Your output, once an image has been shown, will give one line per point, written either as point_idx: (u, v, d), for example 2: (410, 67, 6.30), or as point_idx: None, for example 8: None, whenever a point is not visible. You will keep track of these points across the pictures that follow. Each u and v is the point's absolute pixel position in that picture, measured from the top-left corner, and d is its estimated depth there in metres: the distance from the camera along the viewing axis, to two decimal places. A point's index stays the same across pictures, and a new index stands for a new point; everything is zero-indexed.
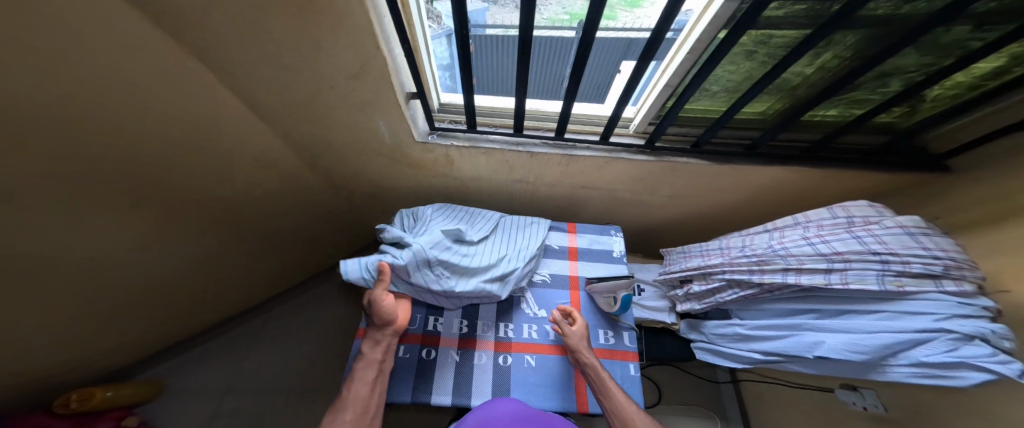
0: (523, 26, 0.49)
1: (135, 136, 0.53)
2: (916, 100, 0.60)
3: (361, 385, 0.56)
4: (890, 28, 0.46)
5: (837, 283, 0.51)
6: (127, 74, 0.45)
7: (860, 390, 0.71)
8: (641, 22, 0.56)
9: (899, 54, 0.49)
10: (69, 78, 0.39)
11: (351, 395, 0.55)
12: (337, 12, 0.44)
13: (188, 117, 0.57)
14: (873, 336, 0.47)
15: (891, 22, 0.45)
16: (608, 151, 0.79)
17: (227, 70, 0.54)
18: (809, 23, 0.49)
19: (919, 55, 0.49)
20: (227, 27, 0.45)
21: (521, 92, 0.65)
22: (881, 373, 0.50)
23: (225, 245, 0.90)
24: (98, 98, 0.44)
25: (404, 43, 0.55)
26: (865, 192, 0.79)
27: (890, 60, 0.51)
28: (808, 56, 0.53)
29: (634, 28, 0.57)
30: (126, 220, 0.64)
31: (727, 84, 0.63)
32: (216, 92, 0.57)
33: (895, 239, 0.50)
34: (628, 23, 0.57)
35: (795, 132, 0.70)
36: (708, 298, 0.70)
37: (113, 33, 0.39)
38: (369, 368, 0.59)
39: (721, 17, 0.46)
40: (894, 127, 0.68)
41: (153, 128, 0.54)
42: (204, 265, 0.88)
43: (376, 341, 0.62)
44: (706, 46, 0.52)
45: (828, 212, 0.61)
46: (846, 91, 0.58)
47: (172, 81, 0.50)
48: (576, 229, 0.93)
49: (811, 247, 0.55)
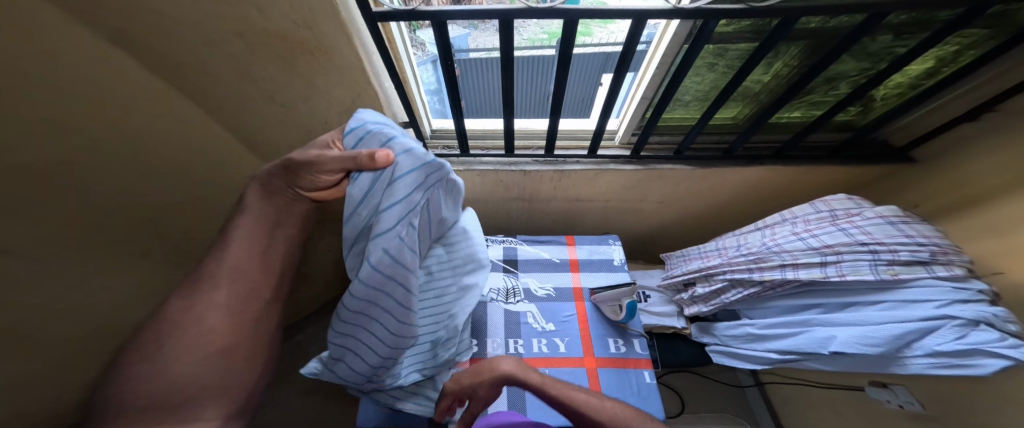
0: (503, 50, 0.53)
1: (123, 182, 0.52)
2: (866, 100, 0.65)
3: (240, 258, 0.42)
4: (825, 38, 0.50)
5: (834, 275, 0.52)
6: (109, 117, 0.44)
7: (892, 388, 0.70)
8: (615, 37, 0.61)
9: (837, 62, 0.53)
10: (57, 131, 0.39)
11: (225, 274, 0.42)
12: (328, 52, 0.48)
13: (171, 157, 0.56)
14: (882, 327, 0.48)
15: (829, 33, 0.49)
16: (596, 163, 0.82)
17: (207, 99, 0.54)
18: (756, 37, 0.53)
19: (855, 61, 0.53)
20: (211, 64, 0.47)
21: (509, 113, 0.67)
22: (901, 366, 0.49)
23: None
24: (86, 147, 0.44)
25: (393, 76, 0.57)
26: (850, 185, 0.83)
27: (832, 68, 0.55)
28: (762, 66, 0.57)
29: (611, 42, 0.62)
30: (131, 273, 0.61)
31: (696, 94, 0.67)
32: (194, 126, 0.56)
33: (878, 228, 0.53)
34: (604, 37, 0.61)
35: (766, 134, 0.74)
36: (714, 299, 0.70)
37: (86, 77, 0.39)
38: (250, 256, 0.43)
39: (679, 34, 0.51)
40: (854, 125, 0.73)
41: (138, 173, 0.53)
42: None
43: (272, 186, 0.42)
44: (672, 59, 0.57)
45: (811, 207, 0.63)
46: (801, 96, 0.62)
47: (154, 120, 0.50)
48: (575, 240, 0.95)
49: (803, 242, 0.57)
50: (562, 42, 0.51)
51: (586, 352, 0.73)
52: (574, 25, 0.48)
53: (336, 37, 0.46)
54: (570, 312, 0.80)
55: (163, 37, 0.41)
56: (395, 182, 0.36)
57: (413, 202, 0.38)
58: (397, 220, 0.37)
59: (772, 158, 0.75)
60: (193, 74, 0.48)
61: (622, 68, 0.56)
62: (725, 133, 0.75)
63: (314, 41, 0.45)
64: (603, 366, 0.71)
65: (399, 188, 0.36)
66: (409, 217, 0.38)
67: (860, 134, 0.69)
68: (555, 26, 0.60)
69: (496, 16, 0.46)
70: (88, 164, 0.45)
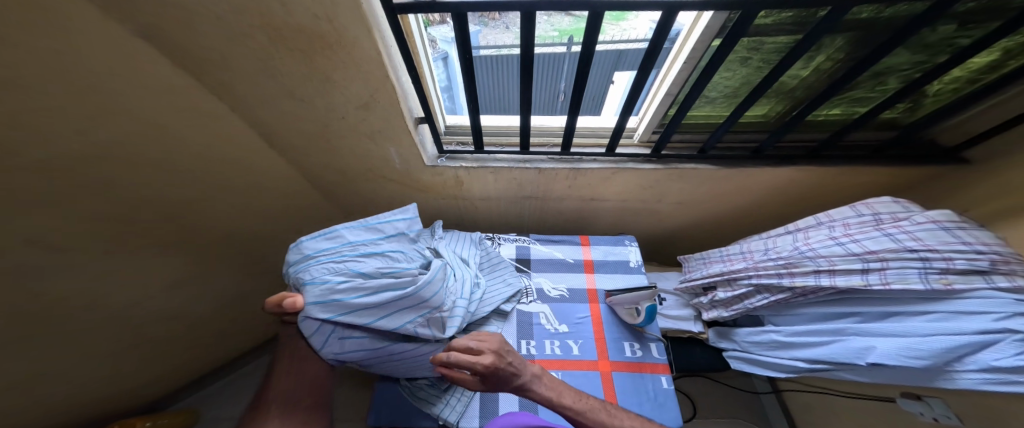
0: (524, 46, 0.51)
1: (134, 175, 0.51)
2: (916, 97, 0.61)
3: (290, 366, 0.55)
4: (875, 30, 0.47)
5: (876, 284, 0.49)
6: (119, 108, 0.43)
7: (925, 400, 0.66)
8: (628, 34, 0.61)
9: (889, 55, 0.50)
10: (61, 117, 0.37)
11: (279, 383, 0.53)
12: (347, 45, 0.46)
13: (183, 150, 0.55)
14: (930, 339, 0.45)
15: (881, 25, 0.46)
16: (614, 162, 0.79)
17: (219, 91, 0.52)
18: (799, 28, 0.49)
19: (910, 54, 0.50)
20: (228, 56, 0.45)
21: (526, 110, 0.65)
22: (948, 380, 0.46)
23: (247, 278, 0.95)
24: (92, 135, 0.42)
25: (411, 71, 0.56)
26: (883, 188, 0.79)
27: (881, 61, 0.52)
28: (801, 60, 0.53)
29: (623, 40, 0.62)
30: None
31: (725, 90, 0.64)
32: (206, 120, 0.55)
33: (928, 235, 0.49)
34: (617, 35, 0.61)
35: (799, 132, 0.70)
36: (736, 304, 0.68)
37: (94, 65, 0.38)
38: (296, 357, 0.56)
39: (711, 28, 0.48)
40: (898, 123, 0.69)
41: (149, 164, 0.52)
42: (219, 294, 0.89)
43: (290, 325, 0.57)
44: (701, 54, 0.54)
45: (852, 210, 0.60)
46: (844, 92, 0.59)
47: (165, 111, 0.48)
48: (589, 241, 0.93)
49: (841, 247, 0.54)
50: (584, 36, 0.49)
51: (601, 355, 0.71)
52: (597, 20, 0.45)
53: (357, 30, 0.43)
54: (584, 314, 0.78)
55: (181, 32, 0.40)
56: (301, 324, 0.50)
57: (326, 336, 0.51)
58: (319, 345, 0.52)
59: (806, 157, 0.71)
60: (209, 69, 0.47)
61: (648, 64, 0.54)
62: (752, 132, 0.72)
63: (335, 34, 0.43)
64: (619, 370, 0.69)
65: (307, 329, 0.51)
66: (329, 342, 0.52)
67: (906, 131, 0.65)
68: (565, 23, 0.60)
69: (518, 9, 0.44)
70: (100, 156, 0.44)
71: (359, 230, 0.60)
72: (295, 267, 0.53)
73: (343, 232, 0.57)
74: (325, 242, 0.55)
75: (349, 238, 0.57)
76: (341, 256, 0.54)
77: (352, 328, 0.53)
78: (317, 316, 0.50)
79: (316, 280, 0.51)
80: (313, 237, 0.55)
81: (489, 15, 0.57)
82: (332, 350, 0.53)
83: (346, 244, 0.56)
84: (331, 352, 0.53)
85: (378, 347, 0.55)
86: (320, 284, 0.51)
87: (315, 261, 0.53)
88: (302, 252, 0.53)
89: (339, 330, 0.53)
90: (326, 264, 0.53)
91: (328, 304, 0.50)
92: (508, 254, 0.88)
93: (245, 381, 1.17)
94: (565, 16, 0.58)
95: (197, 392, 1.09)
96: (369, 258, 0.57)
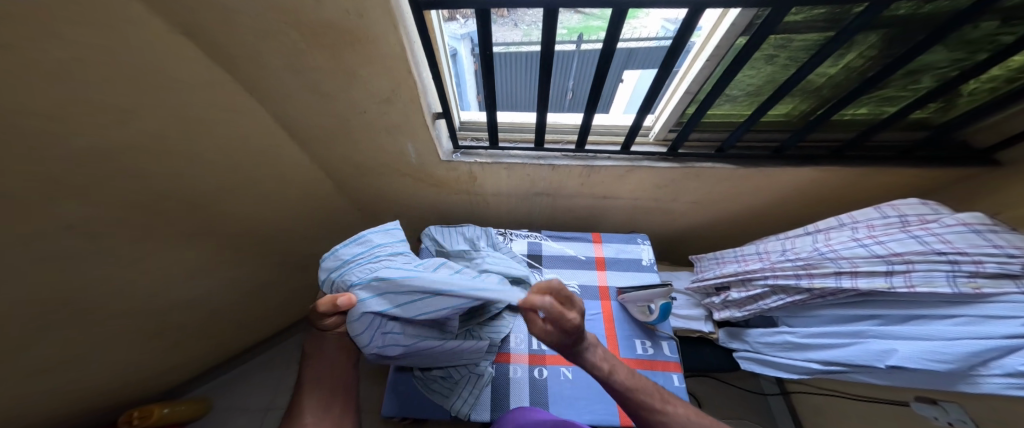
0: (545, 42, 0.50)
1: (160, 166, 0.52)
2: (951, 97, 0.60)
3: (319, 368, 0.52)
4: (914, 25, 0.46)
5: (901, 286, 0.48)
6: (148, 100, 0.44)
7: (942, 404, 0.66)
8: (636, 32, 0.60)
9: (926, 52, 0.49)
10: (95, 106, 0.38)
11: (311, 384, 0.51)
12: (373, 39, 0.46)
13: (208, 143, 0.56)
14: (953, 343, 0.45)
15: (920, 21, 0.45)
16: (629, 160, 0.79)
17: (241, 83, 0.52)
18: (830, 25, 0.48)
19: (948, 52, 0.49)
20: (254, 48, 0.45)
21: (543, 106, 0.64)
22: (971, 384, 0.47)
23: (258, 270, 0.95)
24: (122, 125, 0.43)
25: (432, 66, 0.56)
26: (903, 190, 0.78)
27: (917, 59, 0.51)
28: (831, 58, 0.52)
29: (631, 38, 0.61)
30: None
31: (748, 89, 0.63)
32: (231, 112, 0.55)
33: (958, 237, 0.48)
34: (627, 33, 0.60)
35: (822, 132, 0.70)
36: (751, 305, 0.68)
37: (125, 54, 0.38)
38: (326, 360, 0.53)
39: (737, 26, 0.47)
40: (929, 124, 0.67)
41: (174, 156, 0.53)
42: (233, 285, 0.91)
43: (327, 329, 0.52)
44: (725, 52, 0.53)
45: (877, 211, 0.60)
46: (874, 91, 0.58)
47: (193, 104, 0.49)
48: (601, 238, 0.93)
49: (865, 249, 0.54)
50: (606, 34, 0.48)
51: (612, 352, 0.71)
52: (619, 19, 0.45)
53: (385, 26, 0.43)
54: (594, 311, 0.78)
55: (211, 24, 0.40)
56: (350, 323, 0.47)
57: (372, 331, 0.48)
58: (366, 342, 0.49)
59: (828, 157, 0.71)
60: (239, 62, 0.48)
61: (668, 64, 0.53)
62: (773, 131, 0.71)
63: (364, 30, 0.44)
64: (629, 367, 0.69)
65: (358, 326, 0.47)
66: (374, 338, 0.49)
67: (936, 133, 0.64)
68: (573, 21, 0.58)
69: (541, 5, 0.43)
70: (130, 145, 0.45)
71: (383, 233, 0.59)
72: (337, 269, 0.52)
73: (370, 236, 0.56)
74: (357, 247, 0.54)
75: (377, 242, 0.56)
76: (376, 258, 0.54)
77: (393, 321, 0.51)
78: (372, 309, 0.47)
79: (363, 279, 0.49)
80: (345, 244, 0.54)
81: (500, 11, 0.56)
82: (378, 344, 0.50)
83: (378, 248, 0.55)
84: (375, 348, 0.50)
85: (411, 344, 0.54)
86: (368, 282, 0.48)
87: (355, 264, 0.52)
88: (339, 257, 0.53)
89: (383, 324, 0.50)
90: (365, 265, 0.51)
91: (380, 299, 0.48)
92: (520, 250, 0.89)
93: (259, 369, 1.20)
94: (574, 14, 0.55)
95: (212, 379, 1.12)
96: (398, 257, 0.56)
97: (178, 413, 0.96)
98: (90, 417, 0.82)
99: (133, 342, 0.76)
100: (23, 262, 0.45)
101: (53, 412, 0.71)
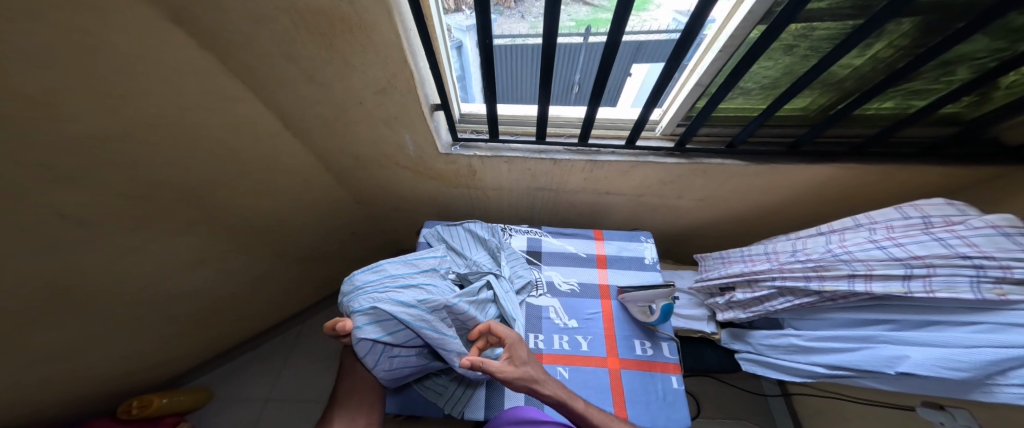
0: (546, 35, 0.47)
1: (147, 159, 0.50)
2: (986, 90, 0.56)
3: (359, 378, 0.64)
4: (953, 11, 0.42)
5: (919, 292, 0.46)
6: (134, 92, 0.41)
7: (948, 410, 0.64)
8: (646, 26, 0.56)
9: (965, 41, 0.46)
10: (74, 97, 0.36)
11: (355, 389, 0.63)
12: (364, 26, 0.43)
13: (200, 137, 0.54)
14: (974, 351, 0.42)
15: (960, 6, 0.41)
16: (633, 155, 0.76)
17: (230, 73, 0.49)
18: (857, 13, 0.45)
19: (989, 40, 0.46)
20: (242, 34, 0.43)
21: (545, 99, 0.62)
22: (986, 393, 0.44)
23: (256, 263, 0.94)
24: (107, 118, 0.41)
25: (430, 55, 0.53)
26: (915, 190, 0.76)
27: (954, 48, 0.48)
28: (857, 48, 0.49)
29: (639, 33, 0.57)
30: None
31: (763, 81, 0.60)
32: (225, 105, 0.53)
33: (985, 241, 0.45)
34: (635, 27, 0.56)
35: (841, 128, 0.66)
36: (756, 306, 0.66)
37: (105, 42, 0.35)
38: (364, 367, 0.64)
39: (755, 13, 0.44)
40: (960, 118, 0.63)
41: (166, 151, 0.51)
42: (230, 278, 0.90)
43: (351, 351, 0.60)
44: (739, 43, 0.50)
45: (897, 212, 0.57)
46: (903, 83, 0.55)
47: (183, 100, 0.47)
48: (603, 235, 0.90)
49: (882, 251, 0.51)
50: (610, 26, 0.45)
51: (610, 352, 0.70)
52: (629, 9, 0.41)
53: (377, 12, 0.40)
54: (594, 309, 0.76)
55: (197, 9, 0.38)
56: (354, 347, 0.51)
57: (377, 355, 0.52)
58: (372, 363, 0.52)
59: (847, 154, 0.68)
60: (230, 51, 0.45)
61: (676, 57, 0.51)
62: (789, 126, 0.68)
63: (355, 16, 0.41)
64: (627, 367, 0.68)
65: (361, 351, 0.51)
66: (380, 361, 0.52)
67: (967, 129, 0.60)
68: (581, 13, 0.55)
69: None
70: (111, 138, 0.43)
71: (400, 264, 0.61)
72: (347, 294, 0.55)
73: (386, 265, 0.59)
74: (371, 273, 0.57)
75: (390, 271, 0.59)
76: (383, 287, 0.55)
77: (398, 347, 0.53)
78: (368, 337, 0.50)
79: (363, 308, 0.51)
80: (363, 270, 0.58)
81: None
82: (383, 366, 0.53)
83: (387, 276, 0.57)
84: (382, 369, 0.53)
85: (422, 363, 0.57)
86: (368, 310, 0.51)
87: (362, 291, 0.54)
88: (353, 283, 0.56)
89: (388, 349, 0.52)
90: (370, 294, 0.53)
91: (380, 327, 0.51)
92: (519, 246, 0.87)
93: (258, 361, 1.20)
94: (582, 5, 0.52)
95: (213, 370, 1.12)
96: (407, 289, 0.56)
97: (179, 402, 0.96)
98: (91, 406, 0.82)
99: (132, 334, 0.76)
100: (14, 256, 0.44)
101: (54, 402, 0.72)
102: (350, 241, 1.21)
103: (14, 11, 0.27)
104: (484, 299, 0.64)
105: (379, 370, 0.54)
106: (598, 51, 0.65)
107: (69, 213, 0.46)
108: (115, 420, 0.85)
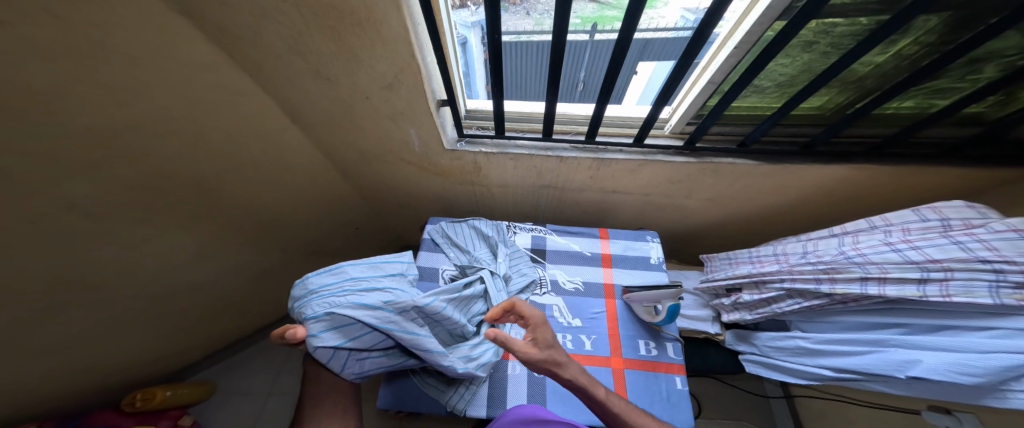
0: (557, 33, 0.46)
1: (154, 153, 0.49)
2: (1013, 90, 0.55)
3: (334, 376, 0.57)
4: (982, 7, 0.41)
5: (934, 296, 0.46)
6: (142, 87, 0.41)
7: (955, 414, 0.64)
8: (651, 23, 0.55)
9: (998, 38, 0.45)
10: (83, 92, 0.35)
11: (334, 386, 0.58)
12: (373, 20, 0.42)
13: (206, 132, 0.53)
14: (988, 356, 0.42)
15: (994, 2, 0.40)
16: (642, 153, 0.75)
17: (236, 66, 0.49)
18: (884, 8, 0.44)
19: (1019, 37, 0.44)
20: (249, 27, 0.42)
21: (553, 96, 0.60)
22: (1000, 399, 0.44)
23: (259, 258, 0.93)
24: (115, 112, 0.40)
25: (438, 50, 0.51)
26: (924, 192, 0.75)
27: (983, 45, 0.47)
28: (880, 45, 0.48)
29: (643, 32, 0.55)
30: None
31: (779, 79, 0.59)
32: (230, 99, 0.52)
33: (1007, 245, 0.44)
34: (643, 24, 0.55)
35: (856, 129, 0.66)
36: (763, 307, 0.65)
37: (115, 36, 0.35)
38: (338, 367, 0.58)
39: (774, 8, 0.42)
40: (983, 118, 0.62)
41: (172, 147, 0.50)
42: (233, 274, 0.89)
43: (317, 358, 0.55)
44: (757, 38, 0.48)
45: (915, 214, 0.56)
46: (927, 81, 0.54)
47: (190, 94, 0.46)
48: (609, 234, 0.90)
49: (897, 254, 0.50)
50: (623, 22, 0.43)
51: (614, 352, 0.69)
52: (641, 8, 0.40)
53: (386, 6, 0.39)
54: (598, 309, 0.75)
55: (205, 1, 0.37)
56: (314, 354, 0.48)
57: (342, 359, 0.50)
58: (339, 367, 0.51)
59: (862, 154, 0.67)
60: (239, 44, 0.44)
61: (689, 54, 0.49)
62: (804, 125, 0.67)
63: (364, 10, 0.40)
64: (631, 367, 0.67)
65: (322, 358, 0.48)
66: (347, 364, 0.51)
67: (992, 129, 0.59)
68: (588, 10, 0.53)
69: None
70: (118, 132, 0.43)
71: (363, 266, 0.58)
72: (299, 301, 0.52)
73: (347, 267, 0.56)
74: (328, 276, 0.54)
75: (350, 273, 0.55)
76: (342, 290, 0.52)
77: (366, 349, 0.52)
78: (327, 343, 0.48)
79: (318, 314, 0.48)
80: (319, 272, 0.55)
81: None
82: (351, 369, 0.51)
83: (348, 279, 0.54)
84: (350, 372, 0.52)
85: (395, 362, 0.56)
86: (325, 316, 0.49)
87: (317, 296, 0.51)
88: (306, 288, 0.53)
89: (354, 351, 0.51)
90: (326, 299, 0.50)
91: (340, 331, 0.49)
92: (524, 244, 0.86)
93: (260, 355, 1.20)
94: (588, 2, 0.51)
95: (216, 363, 1.12)
96: (370, 291, 0.53)
97: (185, 394, 0.97)
98: (95, 399, 0.82)
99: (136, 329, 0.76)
100: (21, 250, 0.44)
101: (58, 396, 0.72)
102: (353, 237, 1.21)
103: (25, 4, 0.26)
104: (471, 295, 0.64)
105: (348, 373, 0.52)
106: (605, 48, 0.64)
107: (75, 208, 0.46)
108: (120, 413, 0.84)
